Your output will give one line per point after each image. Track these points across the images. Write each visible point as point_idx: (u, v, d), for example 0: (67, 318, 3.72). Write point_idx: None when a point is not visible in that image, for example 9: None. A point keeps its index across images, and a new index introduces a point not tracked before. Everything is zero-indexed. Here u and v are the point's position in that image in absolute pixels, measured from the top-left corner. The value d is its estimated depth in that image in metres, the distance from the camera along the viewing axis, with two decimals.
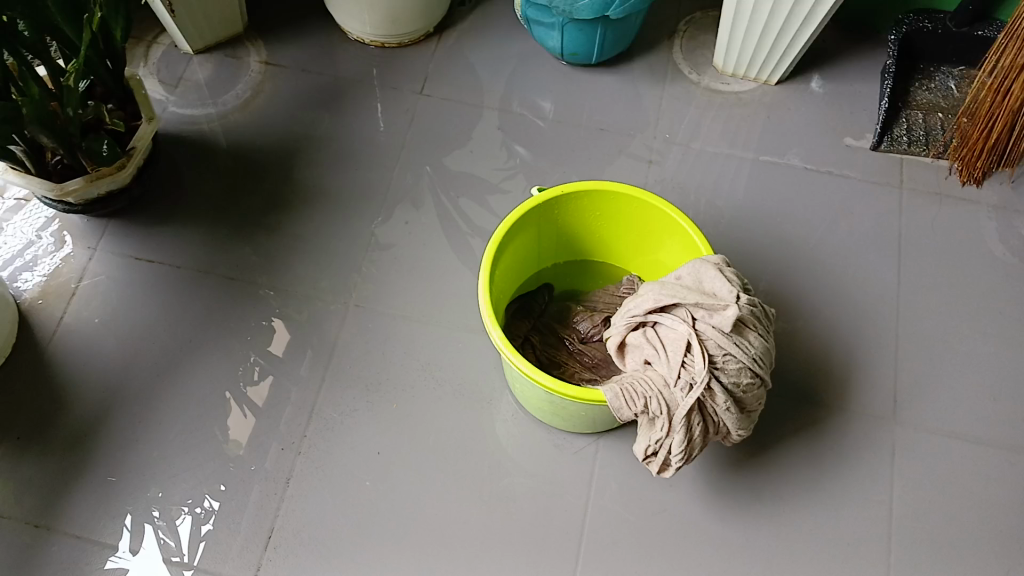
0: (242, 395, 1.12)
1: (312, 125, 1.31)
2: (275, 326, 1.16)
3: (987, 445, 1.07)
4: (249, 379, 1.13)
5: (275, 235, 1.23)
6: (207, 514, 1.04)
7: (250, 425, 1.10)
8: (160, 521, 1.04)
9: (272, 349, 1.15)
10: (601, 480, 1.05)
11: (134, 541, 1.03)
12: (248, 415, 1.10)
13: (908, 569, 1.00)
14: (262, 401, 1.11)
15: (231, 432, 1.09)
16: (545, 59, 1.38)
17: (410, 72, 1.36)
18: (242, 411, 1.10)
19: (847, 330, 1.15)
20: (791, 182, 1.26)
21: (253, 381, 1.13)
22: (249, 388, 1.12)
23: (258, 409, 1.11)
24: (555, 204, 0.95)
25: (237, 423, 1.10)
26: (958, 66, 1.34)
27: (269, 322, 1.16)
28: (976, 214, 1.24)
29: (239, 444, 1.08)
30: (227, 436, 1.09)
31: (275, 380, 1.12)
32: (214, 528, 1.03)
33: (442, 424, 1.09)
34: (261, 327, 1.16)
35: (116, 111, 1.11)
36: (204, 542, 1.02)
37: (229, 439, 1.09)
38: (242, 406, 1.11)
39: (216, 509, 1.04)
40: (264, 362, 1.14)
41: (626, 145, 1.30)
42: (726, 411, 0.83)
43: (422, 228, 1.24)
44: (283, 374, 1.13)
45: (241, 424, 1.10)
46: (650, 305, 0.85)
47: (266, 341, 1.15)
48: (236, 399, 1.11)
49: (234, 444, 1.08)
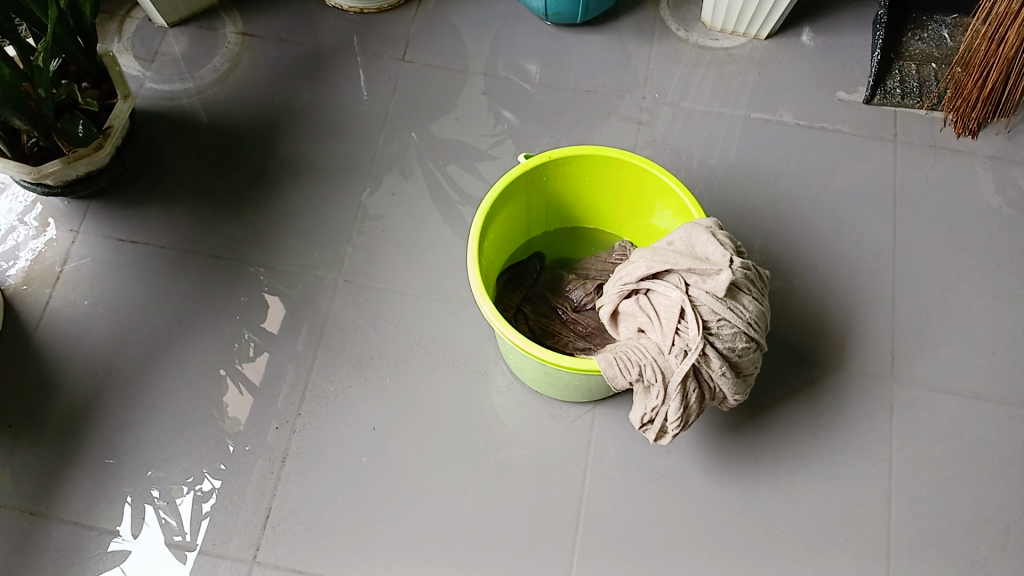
0: (238, 372, 1.11)
1: (293, 96, 1.28)
2: (269, 301, 1.15)
3: (985, 399, 1.07)
4: (244, 355, 1.12)
5: (261, 211, 1.20)
6: (207, 493, 1.04)
7: (247, 402, 1.09)
8: (160, 502, 1.03)
9: (267, 325, 1.13)
10: (599, 447, 1.04)
11: (134, 524, 1.02)
12: (245, 391, 1.09)
13: (907, 526, 1.00)
14: (259, 377, 1.10)
15: (229, 409, 1.08)
16: (530, 20, 1.35)
17: (392, 38, 1.33)
18: (239, 388, 1.09)
19: (843, 288, 1.14)
20: (783, 139, 1.24)
21: (249, 358, 1.11)
22: (245, 365, 1.11)
23: (253, 386, 1.10)
24: (542, 172, 0.93)
25: (235, 399, 1.09)
26: (952, 14, 1.31)
27: (262, 299, 1.15)
28: (972, 166, 1.22)
29: (238, 421, 1.08)
30: (224, 413, 1.08)
31: (271, 356, 1.11)
32: (214, 508, 1.03)
33: (439, 396, 1.08)
34: (254, 303, 1.15)
35: (91, 89, 1.09)
36: (206, 520, 1.02)
37: (227, 416, 1.08)
38: (238, 383, 1.10)
39: (217, 488, 1.04)
40: (259, 339, 1.12)
41: (616, 107, 1.27)
42: (721, 376, 0.82)
43: (410, 199, 1.21)
44: (278, 350, 1.12)
45: (240, 399, 1.09)
46: (642, 272, 0.84)
47: (259, 317, 1.14)
48: (232, 376, 1.10)
49: (232, 421, 1.08)
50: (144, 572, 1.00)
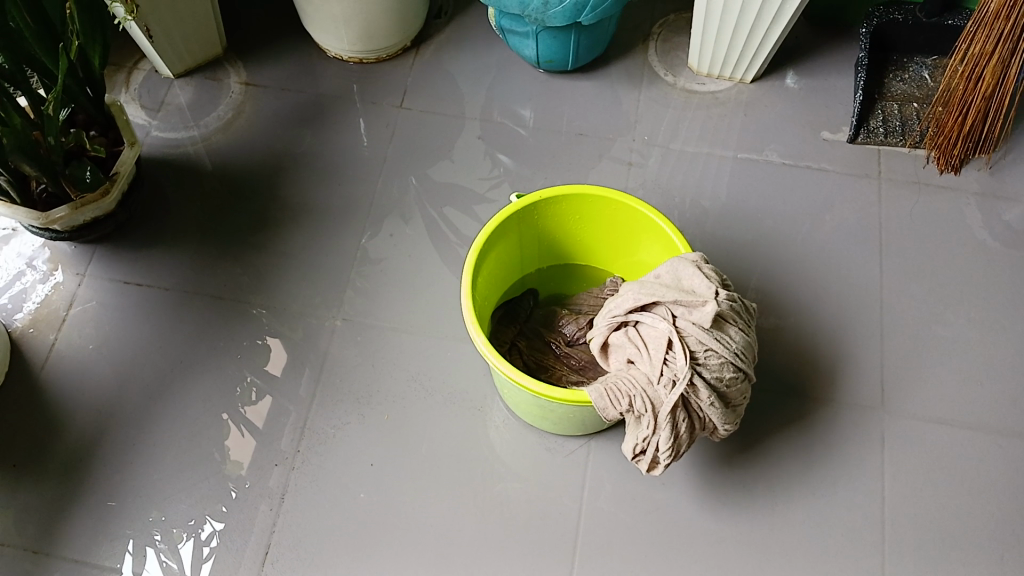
0: (239, 414, 1.12)
1: (294, 143, 1.32)
2: (272, 344, 1.17)
3: (977, 431, 1.08)
4: (247, 399, 1.13)
5: (262, 253, 1.24)
6: (209, 535, 1.05)
7: (249, 444, 1.10)
8: (162, 544, 1.04)
9: (269, 368, 1.15)
10: (594, 482, 1.06)
11: (136, 564, 1.03)
12: (248, 435, 1.11)
13: (901, 556, 1.01)
14: (261, 421, 1.12)
15: (231, 453, 1.10)
16: (523, 67, 1.39)
17: (389, 86, 1.38)
18: (241, 431, 1.11)
19: (832, 321, 1.16)
20: (771, 178, 1.27)
21: (251, 402, 1.13)
22: (247, 409, 1.13)
23: (255, 429, 1.11)
24: (533, 210, 0.96)
25: (237, 443, 1.10)
26: (931, 56, 1.35)
27: (264, 342, 1.17)
28: (957, 201, 1.25)
29: (239, 465, 1.09)
30: (226, 456, 1.09)
31: (273, 400, 1.13)
32: (215, 548, 1.04)
33: (436, 433, 1.10)
34: (256, 346, 1.17)
35: (98, 137, 1.12)
36: (207, 562, 1.03)
37: (229, 460, 1.09)
38: (240, 426, 1.11)
39: (219, 529, 1.05)
40: (261, 382, 1.14)
41: (607, 149, 1.31)
42: (710, 405, 0.83)
43: (408, 240, 1.25)
44: (279, 392, 1.14)
45: (242, 443, 1.10)
46: (630, 305, 0.86)
47: (262, 359, 1.16)
48: (234, 419, 1.12)
49: (233, 465, 1.09)
50: None
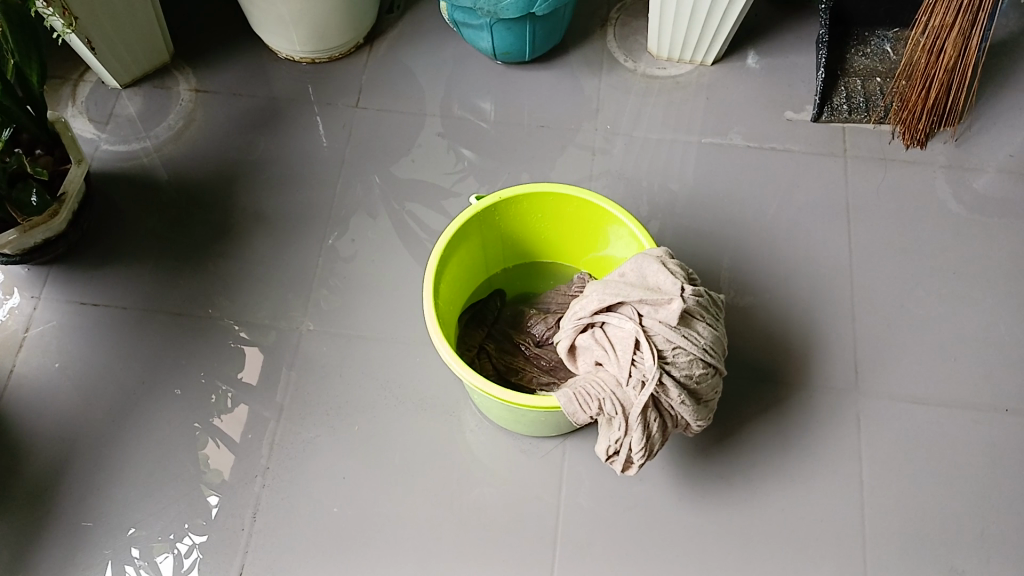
0: (213, 428, 1.10)
1: (249, 149, 1.29)
2: (246, 351, 1.15)
3: (952, 407, 1.08)
4: (222, 408, 1.11)
5: (222, 265, 1.21)
6: (189, 548, 1.03)
7: (229, 455, 1.08)
8: (141, 561, 1.03)
9: (246, 376, 1.13)
10: (571, 481, 1.04)
11: None
12: (225, 446, 1.09)
13: (881, 539, 1.01)
14: (240, 431, 1.10)
15: (210, 461, 1.08)
16: (481, 59, 1.37)
17: (344, 85, 1.34)
18: (217, 443, 1.09)
19: (803, 305, 1.15)
20: (736, 162, 1.26)
21: (227, 411, 1.11)
22: (224, 418, 1.11)
23: (232, 440, 1.09)
24: (494, 211, 0.94)
25: (215, 453, 1.08)
26: (892, 28, 1.33)
27: (240, 347, 1.15)
28: (924, 175, 1.24)
29: (221, 473, 1.07)
30: (207, 466, 1.08)
31: (250, 408, 1.11)
32: (196, 562, 1.02)
33: (410, 440, 1.08)
34: (229, 354, 1.15)
35: (44, 156, 1.09)
36: None
37: (210, 469, 1.07)
38: (215, 438, 1.09)
39: (199, 542, 1.03)
40: (236, 390, 1.12)
41: (570, 139, 1.29)
42: (681, 404, 0.82)
43: (372, 243, 1.22)
44: (257, 400, 1.11)
45: (221, 453, 1.08)
46: (595, 306, 0.84)
47: (237, 367, 1.14)
48: (208, 431, 1.10)
49: (215, 473, 1.07)
50: None
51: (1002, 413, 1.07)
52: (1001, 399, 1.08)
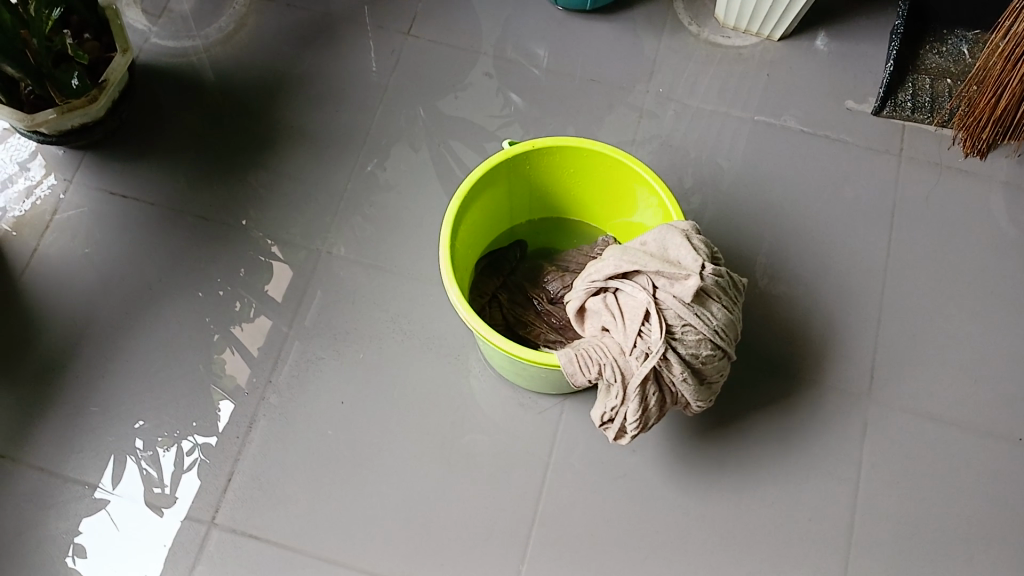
0: (234, 337, 1.11)
1: (296, 63, 1.28)
2: (275, 266, 1.15)
3: (963, 429, 1.05)
4: (245, 317, 1.12)
5: (253, 176, 1.21)
6: (191, 447, 1.05)
7: (245, 365, 1.09)
8: (143, 452, 1.05)
9: (271, 290, 1.14)
10: (564, 441, 1.04)
11: (115, 472, 1.04)
12: (241, 355, 1.10)
13: (866, 548, 0.99)
14: (259, 343, 1.10)
15: (226, 367, 1.09)
16: (541, 3, 1.33)
17: (400, 11, 1.32)
18: (233, 351, 1.10)
19: (829, 302, 1.12)
20: (786, 145, 1.22)
21: (247, 320, 1.12)
22: (244, 327, 1.12)
23: (249, 351, 1.10)
24: (525, 160, 0.92)
25: (231, 359, 1.10)
26: (973, 30, 1.27)
27: (269, 261, 1.15)
28: (978, 188, 1.19)
29: (235, 379, 1.08)
30: (222, 371, 1.09)
31: (270, 321, 1.12)
32: (197, 461, 1.04)
33: (413, 377, 1.08)
34: (260, 267, 1.15)
35: (91, 41, 1.10)
36: (186, 474, 1.04)
37: (225, 374, 1.09)
38: (234, 346, 1.10)
39: (202, 443, 1.05)
40: (259, 302, 1.13)
41: (618, 99, 1.25)
42: (683, 381, 0.81)
43: (404, 176, 1.21)
44: (275, 314, 1.12)
45: (238, 361, 1.09)
46: (610, 271, 0.82)
47: (264, 280, 1.14)
48: (225, 339, 1.11)
49: (229, 379, 1.08)
50: (123, 519, 1.02)
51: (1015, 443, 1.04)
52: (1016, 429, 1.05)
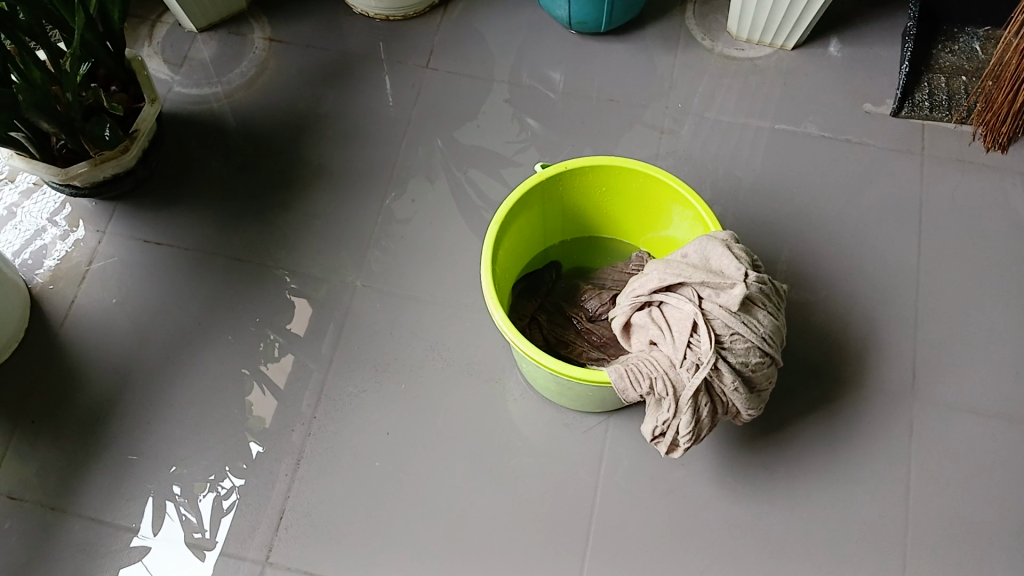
0: (259, 374, 1.12)
1: (318, 101, 1.30)
2: (296, 303, 1.16)
3: (1010, 422, 1.04)
4: (270, 356, 1.13)
5: (283, 215, 1.22)
6: (229, 490, 1.05)
7: (272, 403, 1.10)
8: (181, 498, 1.05)
9: (293, 327, 1.14)
10: (612, 458, 1.04)
11: (156, 520, 1.04)
12: (279, 392, 1.10)
13: (923, 547, 0.99)
14: (284, 379, 1.11)
15: (253, 408, 1.10)
16: (554, 28, 1.35)
17: (416, 45, 1.34)
18: (260, 390, 1.11)
19: (864, 303, 1.12)
20: (807, 151, 1.23)
21: (273, 359, 1.12)
22: (270, 366, 1.12)
23: (285, 388, 1.10)
24: (558, 181, 0.93)
25: (258, 399, 1.10)
26: (984, 27, 1.29)
27: (290, 299, 1.16)
28: (1002, 181, 1.20)
29: (263, 420, 1.09)
30: (249, 411, 1.09)
31: (295, 358, 1.12)
32: (235, 504, 1.04)
33: (455, 404, 1.08)
34: (280, 304, 1.16)
35: (119, 93, 1.11)
36: (226, 517, 1.03)
37: (252, 415, 1.09)
38: (262, 385, 1.11)
39: (239, 486, 1.05)
40: (283, 340, 1.14)
41: (638, 117, 1.27)
42: (734, 390, 0.81)
43: (431, 205, 1.22)
44: (302, 352, 1.13)
45: (265, 400, 1.10)
46: (655, 285, 0.83)
47: (286, 318, 1.15)
48: (256, 377, 1.11)
49: (256, 419, 1.09)
50: (165, 567, 1.01)
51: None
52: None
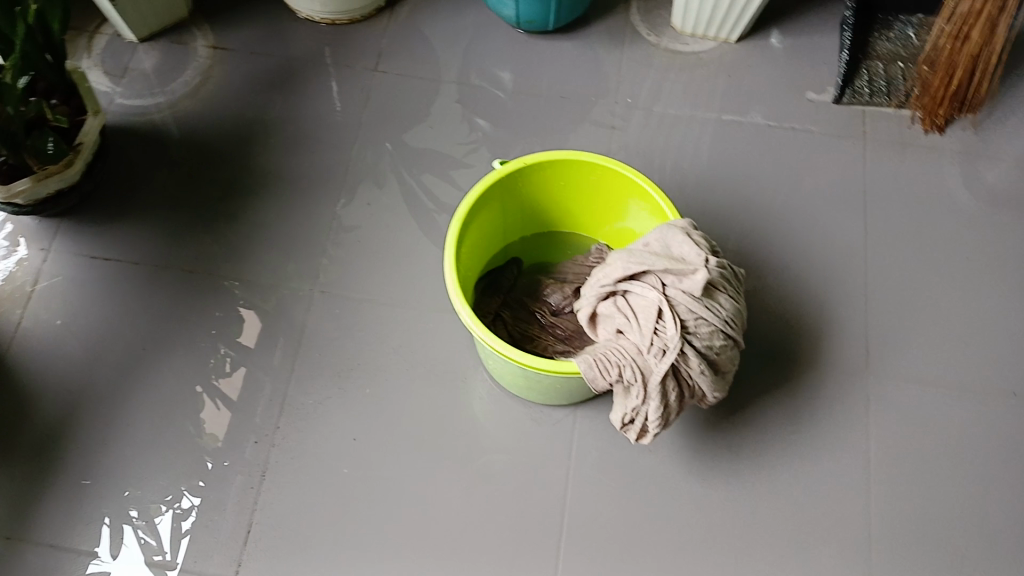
0: (210, 388, 1.10)
1: (265, 108, 1.28)
2: (244, 316, 1.14)
3: (960, 391, 1.08)
4: (222, 371, 1.11)
5: (235, 224, 1.20)
6: (187, 510, 1.02)
7: (226, 418, 1.08)
8: (139, 520, 1.02)
9: (243, 339, 1.12)
10: (581, 449, 1.05)
11: (113, 544, 1.01)
12: (240, 404, 1.08)
13: (887, 517, 1.01)
14: (236, 393, 1.09)
15: (207, 424, 1.07)
16: (501, 28, 1.35)
17: (363, 48, 1.33)
18: (213, 405, 1.09)
19: (817, 285, 1.15)
20: (754, 140, 1.25)
21: (225, 373, 1.10)
22: (222, 380, 1.10)
23: (246, 400, 1.09)
24: (517, 176, 0.93)
25: (212, 415, 1.08)
26: (917, 15, 1.33)
27: (238, 311, 1.14)
28: (940, 161, 1.24)
29: (216, 437, 1.07)
30: (202, 428, 1.07)
31: (249, 370, 1.11)
32: (194, 523, 1.02)
33: (421, 405, 1.08)
34: (229, 318, 1.14)
35: (60, 105, 1.08)
36: (187, 537, 1.01)
37: (205, 432, 1.07)
38: (215, 399, 1.09)
39: (197, 504, 1.03)
40: (235, 353, 1.12)
41: (588, 112, 1.28)
42: (700, 374, 0.82)
43: (387, 208, 1.21)
44: (256, 363, 1.11)
45: (217, 414, 1.08)
46: (619, 274, 0.84)
47: (236, 331, 1.13)
48: (211, 392, 1.09)
49: (210, 437, 1.07)
50: None
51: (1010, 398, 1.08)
52: (1008, 385, 1.09)
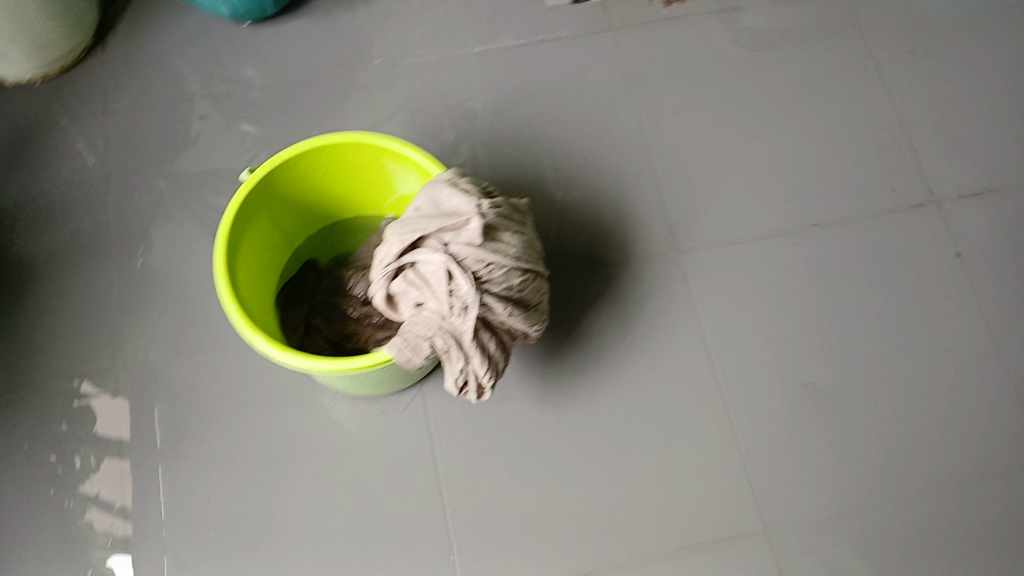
0: (87, 496, 1.02)
1: (5, 191, 1.17)
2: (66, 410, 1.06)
3: (770, 235, 1.11)
4: (50, 477, 1.03)
5: (12, 322, 1.10)
6: None
7: (112, 514, 1.01)
8: None
9: (98, 430, 1.05)
10: (438, 421, 1.02)
11: None
12: (81, 505, 1.01)
13: (738, 377, 1.03)
14: (113, 486, 1.02)
15: (93, 527, 1.00)
16: (228, 27, 1.28)
17: (90, 93, 1.23)
18: (95, 508, 1.01)
19: (612, 182, 1.15)
20: (513, 63, 1.24)
21: (93, 471, 1.03)
22: (91, 480, 1.03)
23: (85, 498, 1.02)
24: (272, 181, 0.89)
25: (96, 517, 1.01)
26: None
27: (72, 404, 1.06)
28: (690, 26, 1.26)
29: (109, 535, 1.00)
30: (90, 529, 1.00)
31: (78, 466, 1.03)
32: None
33: (268, 436, 1.04)
34: (38, 420, 1.05)
35: None
36: None
37: (95, 533, 1.00)
38: (86, 503, 1.02)
39: None
40: (59, 454, 1.04)
41: (344, 87, 1.23)
42: (510, 316, 0.83)
43: (169, 250, 1.14)
44: (84, 456, 1.04)
45: (104, 515, 1.01)
46: (398, 249, 0.81)
47: (83, 425, 1.05)
48: (44, 505, 1.01)
49: (102, 538, 1.00)
50: None
51: (812, 228, 1.11)
52: (807, 216, 1.12)
